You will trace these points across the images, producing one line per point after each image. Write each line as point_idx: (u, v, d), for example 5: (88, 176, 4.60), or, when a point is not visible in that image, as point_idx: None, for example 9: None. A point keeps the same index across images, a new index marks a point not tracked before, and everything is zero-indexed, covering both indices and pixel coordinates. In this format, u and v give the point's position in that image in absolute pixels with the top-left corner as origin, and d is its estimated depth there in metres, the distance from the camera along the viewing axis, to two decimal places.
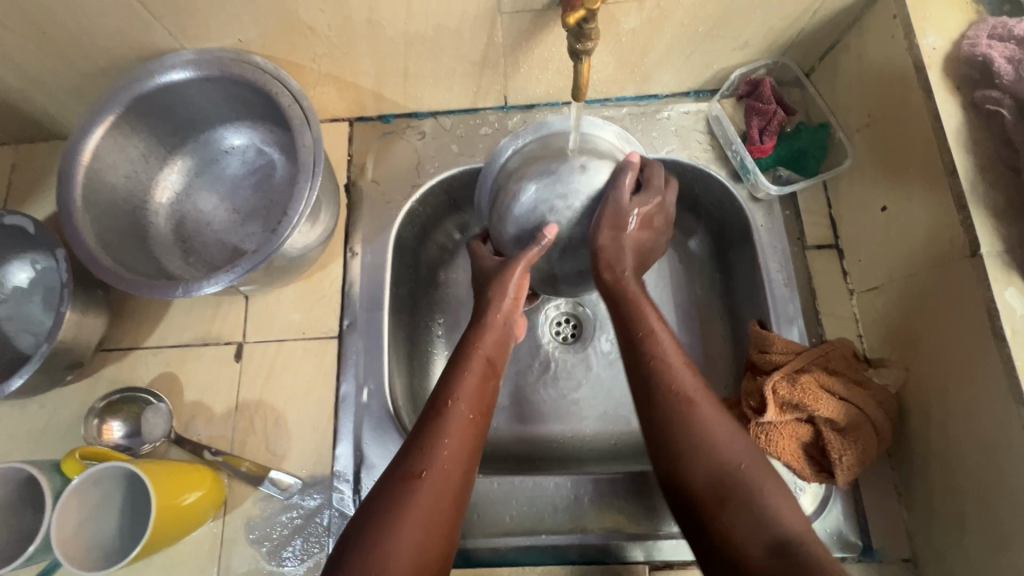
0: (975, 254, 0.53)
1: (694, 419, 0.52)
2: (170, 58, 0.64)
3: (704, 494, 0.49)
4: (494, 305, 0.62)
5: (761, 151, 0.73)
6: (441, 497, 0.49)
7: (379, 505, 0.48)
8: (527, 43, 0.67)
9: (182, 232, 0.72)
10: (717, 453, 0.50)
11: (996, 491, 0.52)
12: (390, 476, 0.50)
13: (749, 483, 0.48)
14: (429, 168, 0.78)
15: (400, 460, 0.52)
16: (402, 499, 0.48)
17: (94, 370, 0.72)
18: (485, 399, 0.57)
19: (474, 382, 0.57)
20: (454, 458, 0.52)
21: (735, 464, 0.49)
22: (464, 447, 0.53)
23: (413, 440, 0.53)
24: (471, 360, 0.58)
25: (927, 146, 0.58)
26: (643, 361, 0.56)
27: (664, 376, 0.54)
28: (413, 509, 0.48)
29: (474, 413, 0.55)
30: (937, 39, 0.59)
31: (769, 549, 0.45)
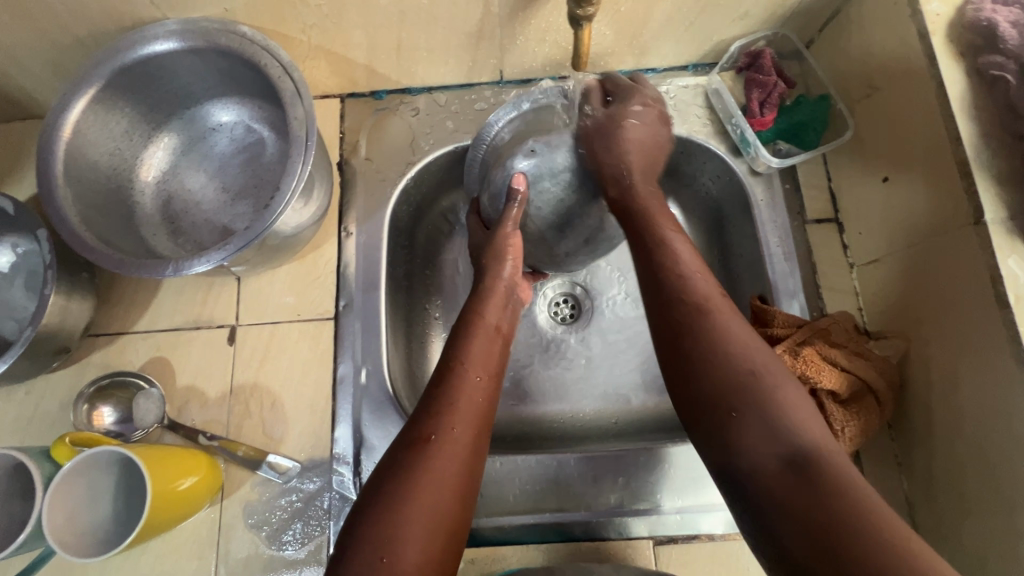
0: (980, 220, 0.53)
1: (720, 326, 0.49)
2: (153, 28, 0.61)
3: (720, 400, 0.45)
4: (495, 275, 0.62)
5: (761, 124, 0.72)
6: (455, 457, 0.48)
7: (398, 464, 0.47)
8: (524, 13, 0.65)
9: (169, 212, 0.70)
10: (730, 351, 0.47)
11: (999, 456, 0.52)
12: (401, 442, 0.49)
13: (762, 382, 0.45)
14: (424, 145, 0.76)
15: (410, 426, 0.51)
16: (416, 459, 0.47)
17: (82, 357, 0.70)
18: (492, 364, 0.57)
19: (480, 350, 0.57)
20: (464, 421, 0.51)
21: (747, 362, 0.46)
22: (473, 413, 0.52)
23: (421, 405, 0.52)
24: (474, 329, 0.58)
25: (931, 115, 0.58)
26: (665, 276, 0.54)
27: (684, 284, 0.52)
28: (427, 469, 0.47)
29: (486, 375, 0.55)
30: (940, 5, 0.58)
31: (784, 453, 0.42)
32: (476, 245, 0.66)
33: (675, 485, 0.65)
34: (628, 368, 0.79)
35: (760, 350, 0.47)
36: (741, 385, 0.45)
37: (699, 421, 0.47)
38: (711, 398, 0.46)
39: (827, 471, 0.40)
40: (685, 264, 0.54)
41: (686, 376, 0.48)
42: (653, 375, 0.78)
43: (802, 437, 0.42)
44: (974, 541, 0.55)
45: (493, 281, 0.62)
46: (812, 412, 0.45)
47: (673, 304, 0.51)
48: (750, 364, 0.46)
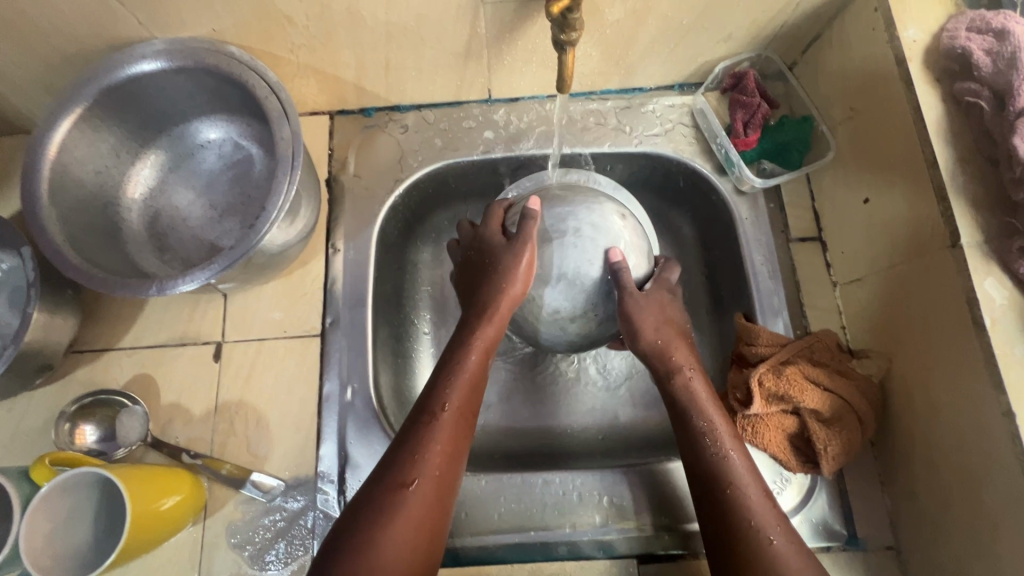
0: (955, 244, 0.54)
1: (730, 482, 0.55)
2: (141, 48, 0.61)
3: (725, 553, 0.52)
4: (504, 289, 0.59)
5: (745, 144, 0.73)
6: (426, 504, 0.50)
7: (372, 506, 0.49)
8: (511, 35, 0.66)
9: (156, 229, 0.70)
10: (742, 513, 0.53)
11: (978, 478, 0.53)
12: (376, 488, 0.50)
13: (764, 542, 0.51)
14: (412, 162, 0.77)
15: (389, 466, 0.51)
16: (388, 508, 0.48)
17: (65, 373, 0.69)
18: (473, 397, 0.57)
19: (464, 385, 0.56)
20: (442, 463, 0.52)
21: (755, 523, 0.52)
22: (451, 452, 0.53)
23: (401, 445, 0.53)
24: (466, 358, 0.58)
25: (909, 139, 0.59)
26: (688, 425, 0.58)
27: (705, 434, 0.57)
28: (399, 519, 0.48)
29: (465, 412, 0.56)
30: (917, 31, 0.59)
31: None
32: (489, 250, 0.62)
33: (661, 504, 0.65)
34: (616, 385, 0.79)
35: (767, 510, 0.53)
36: (749, 546, 0.51)
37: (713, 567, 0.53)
38: (721, 549, 0.52)
39: None
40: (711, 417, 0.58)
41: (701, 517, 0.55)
42: (640, 391, 0.79)
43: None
44: (954, 561, 0.56)
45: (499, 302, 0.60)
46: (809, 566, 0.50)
47: (693, 439, 0.58)
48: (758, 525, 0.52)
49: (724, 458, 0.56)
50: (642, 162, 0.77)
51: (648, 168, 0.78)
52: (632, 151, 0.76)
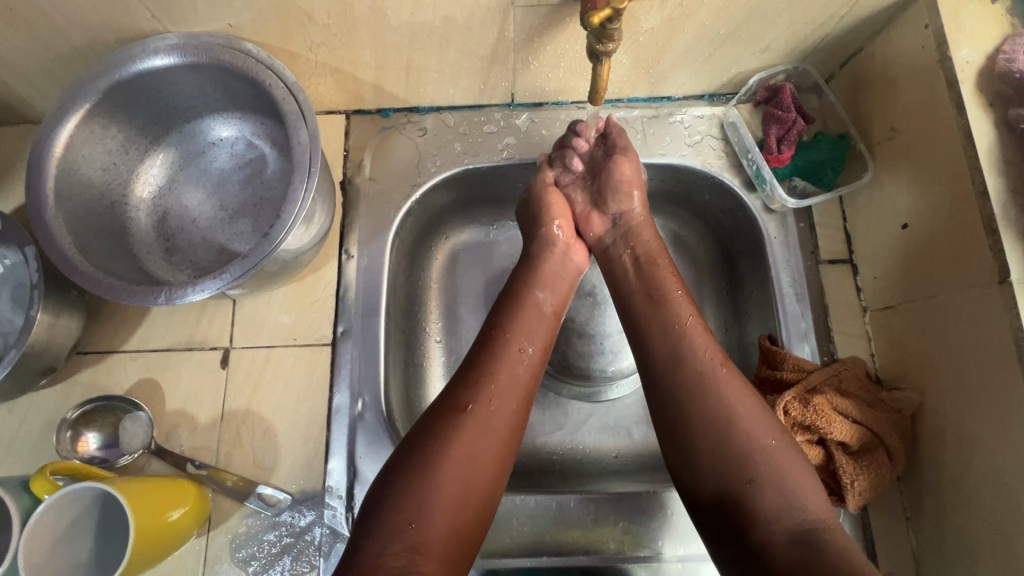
0: (1004, 280, 0.51)
1: (714, 392, 0.52)
2: (153, 42, 0.58)
3: (732, 502, 0.49)
4: (547, 240, 0.65)
5: (778, 161, 0.70)
6: (491, 430, 0.51)
7: (430, 430, 0.50)
8: (540, 39, 0.63)
9: (165, 229, 0.68)
10: (723, 422, 0.51)
11: (1014, 524, 0.51)
12: (437, 409, 0.51)
13: (758, 456, 0.49)
14: (430, 167, 0.74)
15: (447, 395, 0.52)
16: (452, 428, 0.49)
17: (69, 375, 0.67)
18: (538, 337, 0.58)
19: (526, 325, 0.58)
20: (502, 395, 0.53)
21: (737, 437, 0.50)
22: (513, 389, 0.54)
23: (461, 376, 0.54)
24: (525, 302, 0.60)
25: (957, 165, 0.56)
26: (697, 388, 0.53)
27: (715, 398, 0.52)
28: (459, 444, 0.49)
29: (529, 350, 0.57)
30: (970, 52, 0.56)
31: (796, 536, 0.46)
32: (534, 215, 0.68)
33: (677, 532, 0.63)
34: (630, 402, 0.77)
35: (750, 419, 0.51)
36: (746, 458, 0.49)
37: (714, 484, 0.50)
38: (715, 473, 0.50)
39: (832, 550, 0.44)
40: (684, 339, 0.56)
41: (703, 488, 0.50)
42: None
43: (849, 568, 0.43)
44: None
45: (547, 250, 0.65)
46: (806, 481, 0.48)
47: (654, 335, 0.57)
48: (747, 439, 0.50)
49: (708, 391, 0.52)
50: (667, 173, 0.75)
51: (673, 180, 0.76)
52: (659, 162, 0.73)
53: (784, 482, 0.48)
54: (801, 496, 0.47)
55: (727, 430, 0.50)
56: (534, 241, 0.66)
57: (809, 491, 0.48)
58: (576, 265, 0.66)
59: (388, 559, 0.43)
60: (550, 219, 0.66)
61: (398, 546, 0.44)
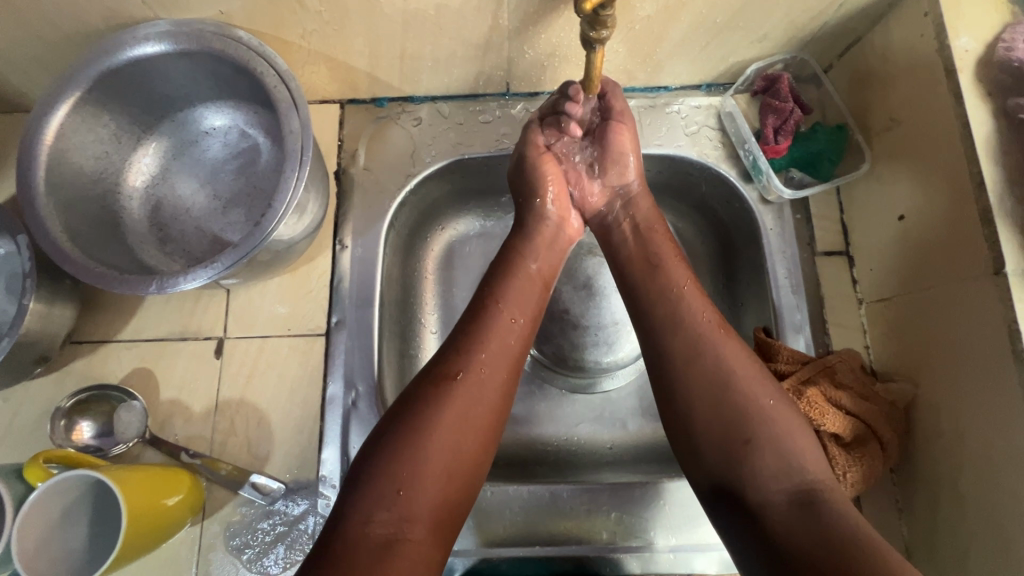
0: (1000, 271, 0.51)
1: (713, 356, 0.52)
2: (144, 29, 0.58)
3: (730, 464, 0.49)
4: (540, 214, 0.64)
5: (775, 151, 0.69)
6: (482, 397, 0.51)
7: (418, 396, 0.49)
8: (534, 27, 0.62)
9: (158, 218, 0.68)
10: (723, 385, 0.51)
11: (1006, 516, 0.51)
12: (427, 376, 0.51)
13: (756, 420, 0.49)
14: (425, 157, 0.74)
15: (436, 362, 0.52)
16: (441, 394, 0.49)
17: (63, 364, 0.67)
18: (527, 308, 0.58)
19: (518, 295, 0.58)
20: (493, 363, 0.53)
21: (736, 400, 0.50)
22: (504, 357, 0.54)
23: (450, 344, 0.54)
24: (517, 273, 0.60)
25: (954, 155, 0.55)
26: (695, 358, 0.52)
27: (713, 362, 0.52)
28: (450, 410, 0.49)
29: (519, 319, 0.57)
30: (970, 41, 0.56)
31: (794, 497, 0.46)
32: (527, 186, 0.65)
33: (670, 523, 0.63)
34: (626, 392, 0.77)
35: (750, 383, 0.51)
36: (745, 422, 0.49)
37: (712, 448, 0.50)
38: (713, 437, 0.50)
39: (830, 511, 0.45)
40: (682, 304, 0.55)
41: (701, 456, 0.50)
42: (649, 401, 0.77)
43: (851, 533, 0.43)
44: None
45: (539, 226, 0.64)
46: (804, 443, 0.49)
47: (652, 299, 0.57)
48: (745, 403, 0.50)
49: (707, 355, 0.52)
50: (663, 164, 0.74)
51: (669, 171, 0.76)
52: (655, 152, 0.73)
53: (783, 446, 0.48)
54: (798, 460, 0.48)
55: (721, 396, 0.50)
56: (528, 212, 0.65)
57: (807, 452, 0.48)
58: (569, 234, 0.66)
59: (375, 525, 0.43)
60: (545, 190, 0.65)
61: (384, 513, 0.44)
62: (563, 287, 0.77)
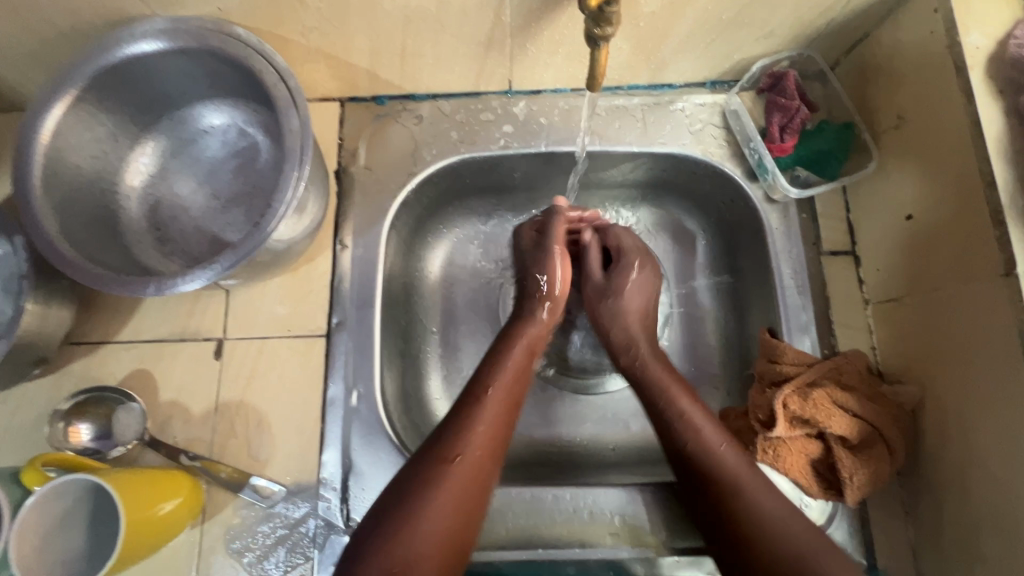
0: (1010, 273, 0.50)
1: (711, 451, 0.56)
2: (141, 26, 0.57)
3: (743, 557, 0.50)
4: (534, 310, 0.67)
5: (781, 150, 0.69)
6: (475, 472, 0.52)
7: (418, 474, 0.51)
8: (537, 24, 0.61)
9: (157, 219, 0.67)
10: (728, 481, 0.54)
11: (1016, 521, 0.50)
12: (428, 454, 0.52)
13: (766, 514, 0.51)
14: (426, 156, 0.73)
15: (435, 441, 0.53)
16: (438, 477, 0.50)
17: (61, 365, 0.67)
18: (518, 387, 0.59)
19: (511, 374, 0.59)
20: (485, 449, 0.53)
21: (745, 494, 0.53)
22: (495, 438, 0.54)
23: (447, 421, 0.55)
24: (511, 351, 0.62)
25: (965, 155, 0.54)
26: (696, 454, 0.56)
27: (713, 457, 0.55)
28: (444, 495, 0.50)
29: (510, 398, 0.58)
30: (980, 37, 0.55)
31: None
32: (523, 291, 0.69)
33: (674, 526, 0.63)
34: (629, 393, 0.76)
35: (749, 475, 0.54)
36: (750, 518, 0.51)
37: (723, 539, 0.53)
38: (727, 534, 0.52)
39: None
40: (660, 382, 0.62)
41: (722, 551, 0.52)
42: None
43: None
44: None
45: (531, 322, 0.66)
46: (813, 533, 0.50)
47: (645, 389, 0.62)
48: (751, 497, 0.52)
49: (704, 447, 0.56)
50: (667, 163, 0.74)
51: (673, 169, 0.75)
52: (659, 151, 0.72)
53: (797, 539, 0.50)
54: (806, 535, 0.50)
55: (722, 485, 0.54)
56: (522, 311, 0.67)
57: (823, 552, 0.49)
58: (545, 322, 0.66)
59: None
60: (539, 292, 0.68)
61: None
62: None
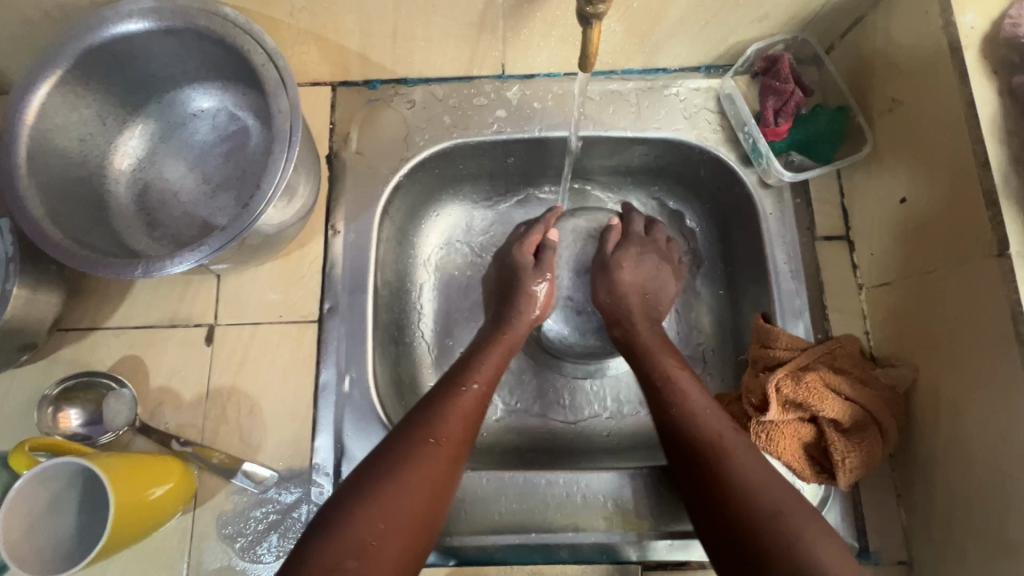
0: (1003, 253, 0.50)
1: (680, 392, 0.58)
2: (126, 5, 0.56)
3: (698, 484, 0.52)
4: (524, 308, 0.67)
5: (775, 134, 0.68)
6: (450, 450, 0.53)
7: (391, 455, 0.51)
8: (529, 5, 0.60)
9: (146, 203, 0.66)
10: (696, 412, 0.56)
11: (1007, 501, 0.50)
12: (403, 436, 0.53)
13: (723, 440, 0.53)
14: (419, 140, 0.72)
15: (410, 425, 0.54)
16: (411, 456, 0.51)
17: (51, 352, 0.66)
18: (495, 377, 0.61)
19: (490, 365, 0.61)
20: (456, 431, 0.54)
21: (707, 427, 0.54)
22: (468, 425, 0.56)
23: (422, 409, 0.56)
24: (491, 347, 0.63)
25: (959, 136, 0.54)
26: (665, 394, 0.58)
27: (681, 397, 0.57)
28: (416, 470, 0.50)
29: (486, 389, 0.59)
30: (975, 17, 0.54)
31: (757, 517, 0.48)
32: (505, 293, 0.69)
33: (668, 510, 0.63)
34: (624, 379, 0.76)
35: (712, 411, 0.56)
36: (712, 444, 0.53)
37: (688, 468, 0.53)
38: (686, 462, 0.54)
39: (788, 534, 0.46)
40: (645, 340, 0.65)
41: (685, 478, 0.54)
42: None
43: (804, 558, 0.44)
44: None
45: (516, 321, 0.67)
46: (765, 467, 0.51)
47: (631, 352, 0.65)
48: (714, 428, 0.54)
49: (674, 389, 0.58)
50: (661, 148, 0.73)
51: (668, 155, 0.74)
52: (653, 136, 0.71)
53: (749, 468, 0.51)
54: (764, 472, 0.50)
55: (698, 453, 0.53)
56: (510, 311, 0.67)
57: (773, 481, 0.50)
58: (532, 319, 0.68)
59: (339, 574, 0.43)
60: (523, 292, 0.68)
61: (351, 563, 0.44)
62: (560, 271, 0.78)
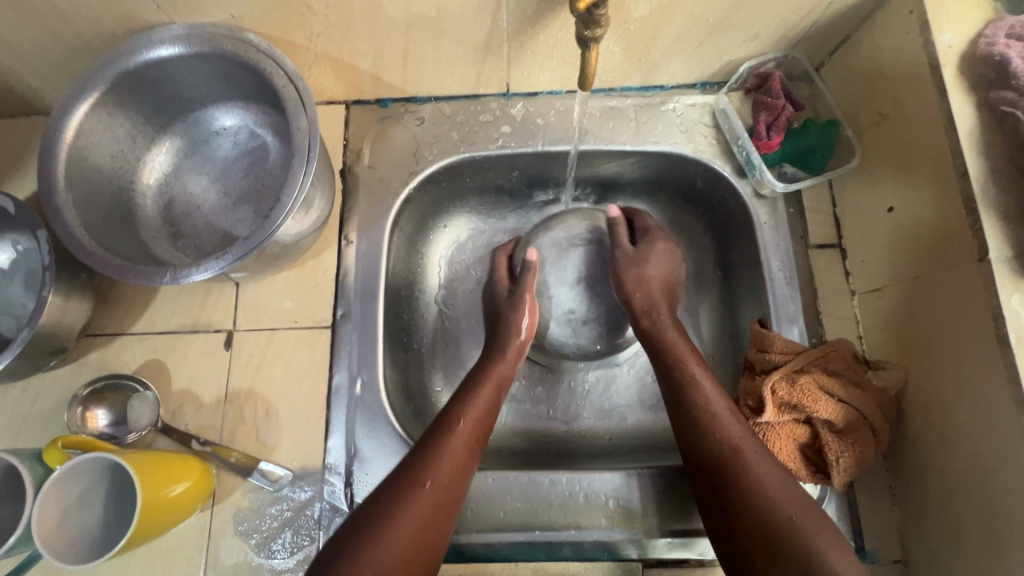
0: (984, 258, 0.52)
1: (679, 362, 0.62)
2: (159, 33, 0.61)
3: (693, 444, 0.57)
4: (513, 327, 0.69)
5: (768, 147, 0.72)
6: (438, 490, 0.54)
7: (384, 499, 0.52)
8: (532, 28, 0.64)
9: (171, 215, 0.70)
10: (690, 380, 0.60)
11: (993, 498, 0.52)
12: (397, 479, 0.54)
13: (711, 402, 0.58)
14: (427, 155, 0.76)
15: (403, 468, 0.55)
16: (404, 501, 0.52)
17: (79, 356, 0.70)
18: (488, 411, 0.62)
19: (480, 403, 0.62)
20: (446, 473, 0.55)
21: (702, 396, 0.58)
22: (460, 465, 0.56)
23: (415, 452, 0.57)
24: (482, 383, 0.64)
25: (940, 148, 0.57)
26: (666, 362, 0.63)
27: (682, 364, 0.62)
28: (409, 514, 0.51)
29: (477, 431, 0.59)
30: (953, 36, 0.57)
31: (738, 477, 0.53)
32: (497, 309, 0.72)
33: (668, 509, 0.65)
34: (627, 384, 0.79)
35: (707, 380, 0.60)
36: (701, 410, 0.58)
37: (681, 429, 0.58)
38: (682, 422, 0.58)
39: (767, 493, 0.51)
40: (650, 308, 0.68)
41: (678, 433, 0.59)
42: (649, 393, 0.78)
43: (782, 522, 0.49)
44: None
45: (510, 336, 0.69)
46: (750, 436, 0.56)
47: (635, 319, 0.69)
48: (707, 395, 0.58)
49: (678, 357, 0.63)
50: (659, 161, 0.77)
51: (666, 168, 0.78)
52: (651, 150, 0.75)
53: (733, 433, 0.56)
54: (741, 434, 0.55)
55: (688, 412, 0.58)
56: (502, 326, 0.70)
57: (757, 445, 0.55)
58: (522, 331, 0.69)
59: None
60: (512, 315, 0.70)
61: None
62: (554, 288, 0.74)
